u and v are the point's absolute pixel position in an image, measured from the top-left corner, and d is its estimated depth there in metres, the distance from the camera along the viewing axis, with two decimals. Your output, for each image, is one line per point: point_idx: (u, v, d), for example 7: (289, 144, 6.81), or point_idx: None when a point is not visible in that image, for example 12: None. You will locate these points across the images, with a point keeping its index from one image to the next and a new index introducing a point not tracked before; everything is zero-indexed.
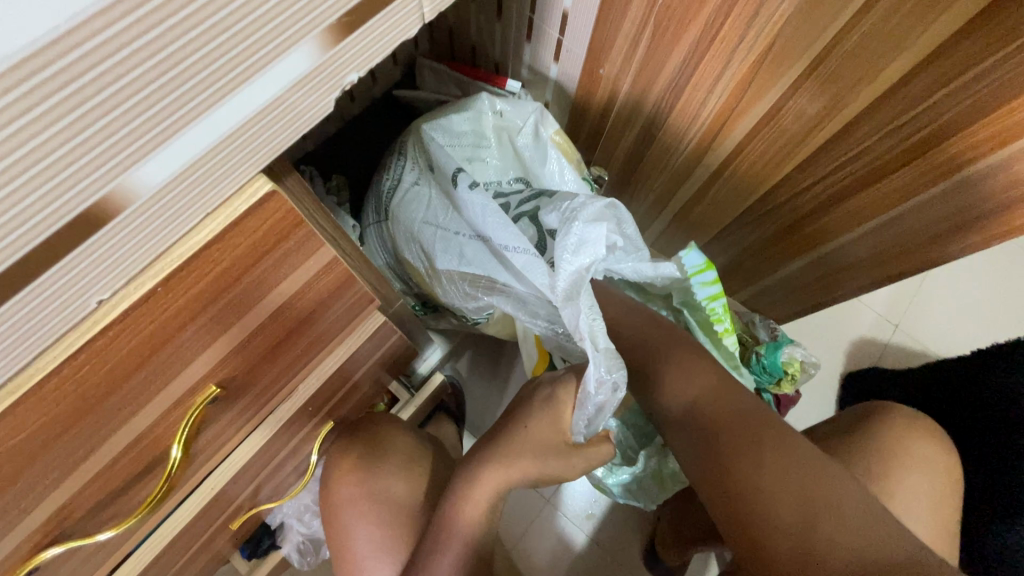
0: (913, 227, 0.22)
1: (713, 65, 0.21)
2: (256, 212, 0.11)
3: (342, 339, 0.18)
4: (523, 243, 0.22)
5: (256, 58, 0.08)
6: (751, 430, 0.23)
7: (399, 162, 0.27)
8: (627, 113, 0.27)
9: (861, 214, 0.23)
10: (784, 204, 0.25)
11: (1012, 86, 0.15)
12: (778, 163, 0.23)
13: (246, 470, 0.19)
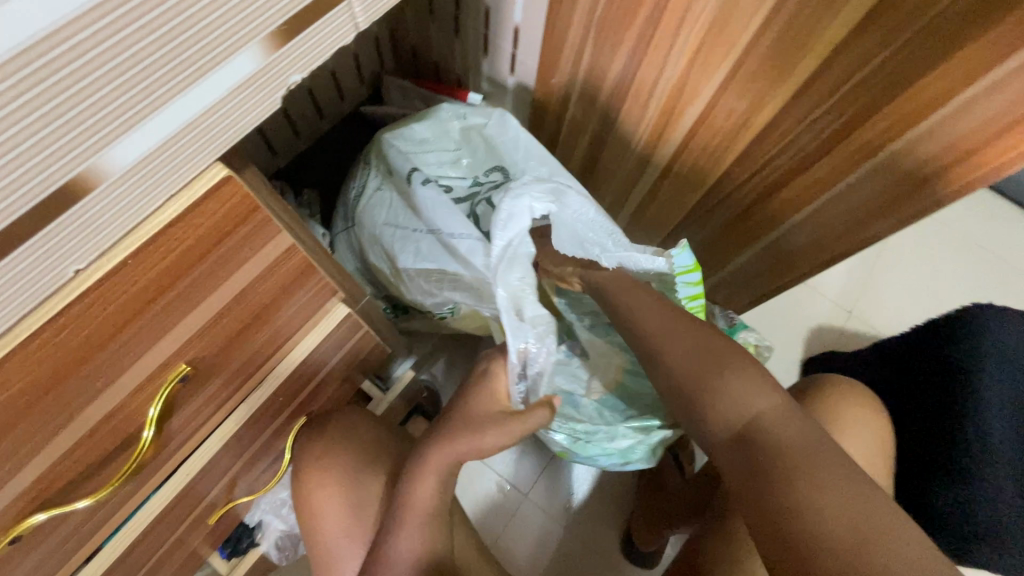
0: (835, 207, 0.35)
1: (654, 62, 0.33)
2: (213, 195, 0.19)
3: (304, 327, 0.30)
4: (466, 233, 0.38)
5: (189, 78, 0.14)
6: (805, 457, 0.28)
7: (369, 173, 0.45)
8: (581, 122, 0.43)
9: (788, 200, 0.36)
10: (727, 195, 0.39)
11: (909, 61, 0.25)
12: (715, 154, 0.36)
13: (215, 456, 0.31)
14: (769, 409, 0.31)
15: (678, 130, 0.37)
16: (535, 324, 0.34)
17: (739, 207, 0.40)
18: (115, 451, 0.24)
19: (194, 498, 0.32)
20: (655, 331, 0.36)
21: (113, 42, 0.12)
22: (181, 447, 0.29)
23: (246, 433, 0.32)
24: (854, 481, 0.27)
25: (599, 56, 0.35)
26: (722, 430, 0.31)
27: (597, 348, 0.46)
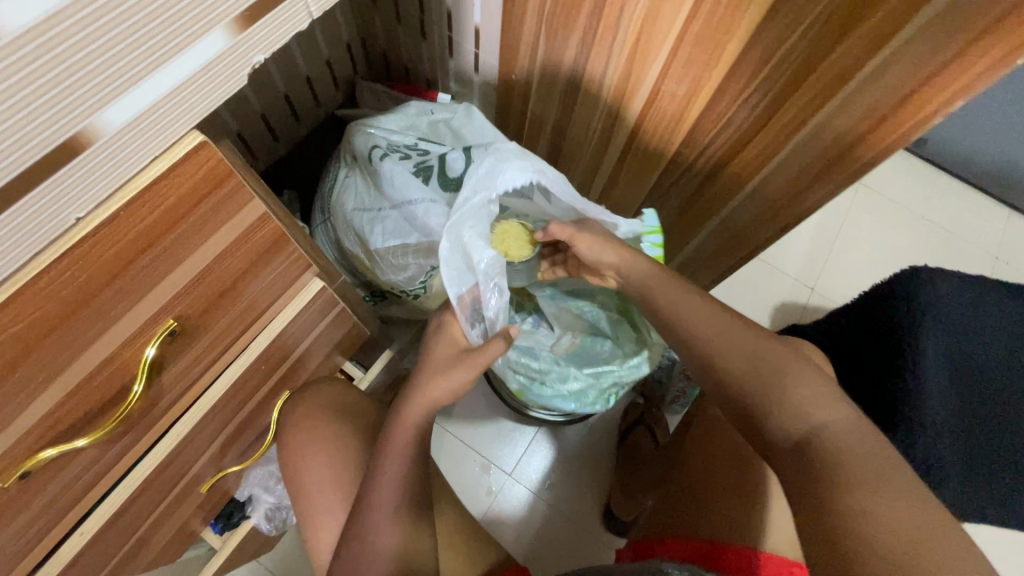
0: (790, 175, 0.58)
1: (600, 48, 0.55)
2: (194, 154, 0.32)
3: (263, 312, 0.51)
4: (417, 198, 0.63)
5: (161, 55, 0.24)
6: (872, 459, 0.42)
7: (346, 157, 0.68)
8: (536, 134, 0.79)
9: (749, 154, 0.58)
10: (695, 159, 0.64)
11: (814, 45, 0.44)
12: (675, 115, 0.58)
13: (225, 390, 0.53)
14: (832, 421, 0.45)
15: (637, 95, 0.59)
16: (488, 266, 0.59)
17: (718, 160, 0.62)
18: (115, 397, 0.41)
19: (215, 421, 0.56)
20: (726, 349, 0.52)
21: (112, 29, 0.21)
22: (171, 396, 0.49)
23: (244, 375, 0.55)
24: (898, 471, 0.41)
25: (550, 46, 0.59)
26: (794, 431, 0.46)
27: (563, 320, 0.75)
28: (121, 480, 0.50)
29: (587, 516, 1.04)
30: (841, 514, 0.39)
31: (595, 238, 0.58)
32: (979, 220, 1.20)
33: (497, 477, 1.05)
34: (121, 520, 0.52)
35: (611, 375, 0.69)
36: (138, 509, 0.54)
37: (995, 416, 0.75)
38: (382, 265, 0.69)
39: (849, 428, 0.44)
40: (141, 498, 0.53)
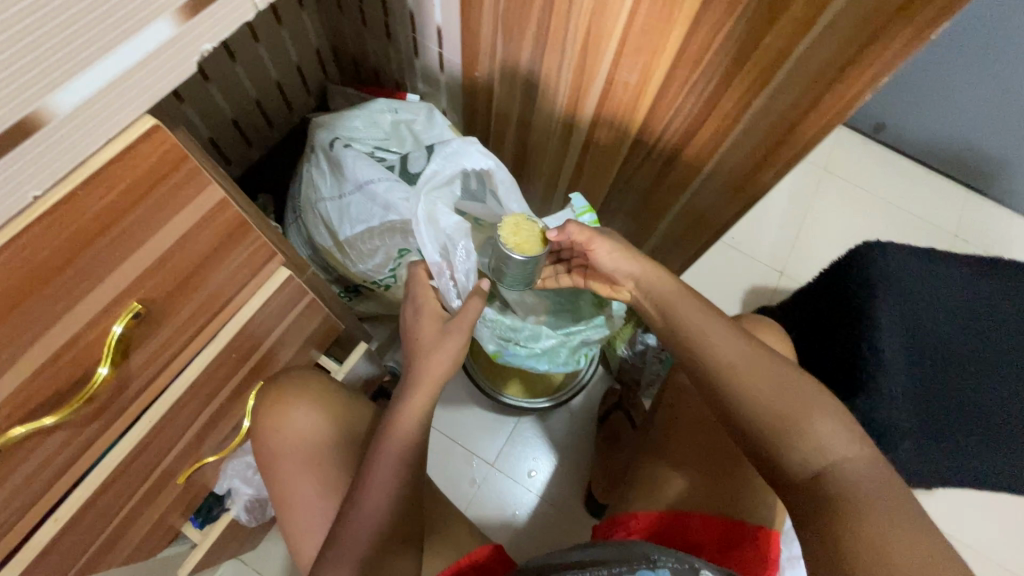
0: (738, 146, 0.70)
1: (557, 38, 0.67)
2: (151, 135, 0.37)
3: (234, 295, 0.57)
4: (384, 183, 0.75)
5: (108, 45, 0.29)
6: (881, 490, 0.48)
7: (317, 159, 0.81)
8: (506, 120, 0.91)
9: (695, 127, 0.70)
10: (654, 134, 0.75)
11: (749, 28, 0.54)
12: (633, 95, 0.70)
13: (201, 368, 0.59)
14: (847, 456, 0.51)
15: (595, 79, 0.70)
16: (454, 231, 0.73)
17: (674, 137, 0.74)
18: (85, 374, 0.44)
19: (188, 406, 0.62)
20: (748, 374, 0.56)
21: (61, 19, 0.25)
22: (140, 381, 0.54)
23: (213, 362, 0.61)
24: (901, 503, 0.47)
25: (510, 38, 0.70)
26: (813, 462, 0.51)
27: (528, 303, 0.85)
28: (102, 460, 0.55)
29: (571, 503, 1.09)
30: (851, 541, 0.45)
31: (611, 244, 0.65)
32: (923, 195, 1.26)
33: (479, 468, 1.10)
34: (100, 501, 0.57)
35: (578, 335, 0.83)
36: (116, 492, 0.59)
37: (942, 382, 0.82)
38: (355, 252, 0.82)
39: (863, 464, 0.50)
40: (120, 480, 0.58)
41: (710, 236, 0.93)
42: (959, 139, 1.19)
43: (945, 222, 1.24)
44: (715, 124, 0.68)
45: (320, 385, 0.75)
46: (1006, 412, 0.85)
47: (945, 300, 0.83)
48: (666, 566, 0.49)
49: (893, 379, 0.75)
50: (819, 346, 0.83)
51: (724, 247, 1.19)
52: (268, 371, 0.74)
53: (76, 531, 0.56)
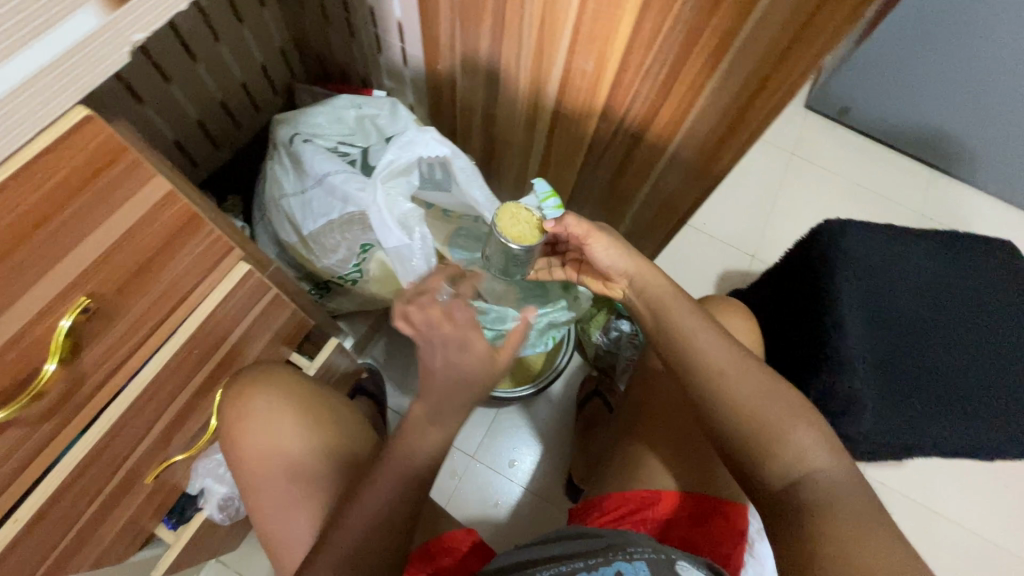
0: (695, 129, 0.73)
1: (515, 26, 0.69)
2: (89, 122, 0.38)
3: (192, 286, 0.55)
4: (338, 172, 0.72)
5: (36, 33, 0.29)
6: (852, 502, 0.50)
7: (278, 155, 0.78)
8: (475, 113, 0.92)
9: (651, 111, 0.74)
10: (615, 123, 0.79)
11: (688, 20, 0.58)
12: (592, 85, 0.73)
13: (162, 366, 0.56)
14: (825, 466, 0.53)
15: (556, 69, 0.73)
16: (408, 219, 0.70)
17: (636, 124, 0.77)
18: (29, 372, 0.43)
19: (149, 407, 0.57)
20: (737, 374, 0.58)
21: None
22: (93, 383, 0.51)
23: (175, 359, 0.57)
24: (871, 514, 0.49)
25: (472, 24, 0.72)
26: (790, 471, 0.53)
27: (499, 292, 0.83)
28: (48, 474, 0.50)
29: (553, 496, 1.07)
30: (823, 541, 0.48)
31: (608, 242, 0.67)
32: (867, 172, 1.40)
33: (459, 461, 1.08)
34: (46, 520, 0.51)
35: (547, 317, 0.84)
36: (73, 511, 0.54)
37: (916, 363, 0.80)
38: (320, 250, 0.79)
39: (846, 479, 0.52)
40: (68, 495, 0.52)
41: (676, 222, 0.97)
42: (907, 117, 1.34)
43: (890, 194, 1.38)
44: (672, 108, 0.71)
45: (286, 379, 0.69)
46: (994, 393, 0.81)
47: (915, 280, 0.84)
48: (641, 556, 0.49)
49: (857, 351, 0.78)
50: (784, 330, 0.88)
51: (697, 233, 1.28)
52: (235, 366, 0.68)
53: (15, 556, 0.50)
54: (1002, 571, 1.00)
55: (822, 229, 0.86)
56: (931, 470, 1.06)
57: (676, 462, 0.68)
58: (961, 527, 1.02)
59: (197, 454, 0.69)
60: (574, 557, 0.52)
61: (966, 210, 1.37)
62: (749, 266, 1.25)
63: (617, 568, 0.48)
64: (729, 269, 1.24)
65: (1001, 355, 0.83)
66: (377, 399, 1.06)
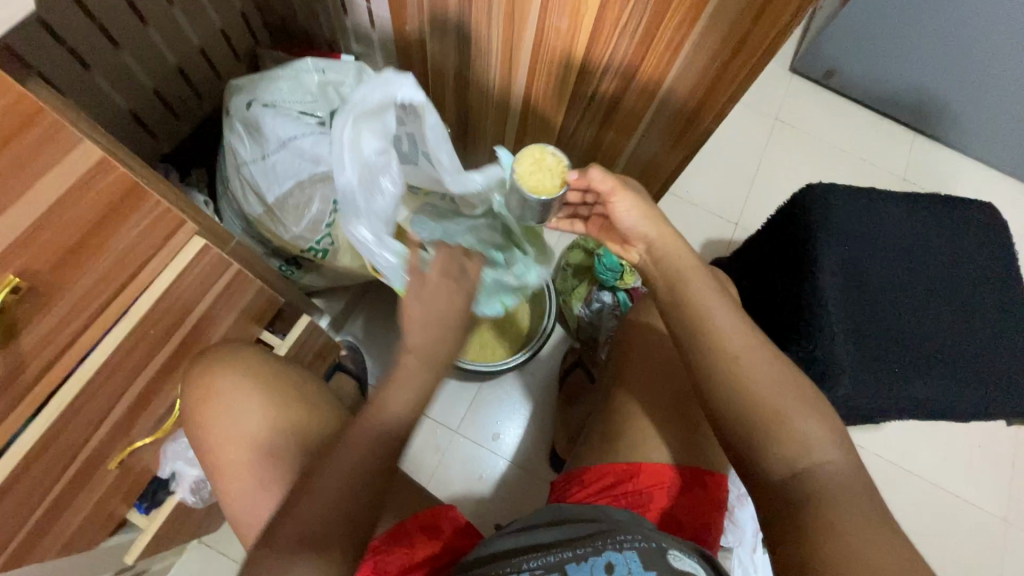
0: (677, 87, 0.70)
1: None
2: None
3: (141, 260, 0.53)
4: (303, 137, 0.71)
5: None
6: (846, 495, 0.50)
7: (233, 121, 0.73)
8: (448, 76, 0.88)
9: (631, 69, 0.70)
10: (594, 84, 0.75)
11: None
12: (569, 44, 0.69)
13: (115, 348, 0.53)
14: (824, 459, 0.52)
15: (530, 27, 0.68)
16: (370, 172, 0.67)
17: (616, 84, 0.74)
18: None
19: (104, 391, 0.54)
20: (741, 360, 0.57)
21: None
22: (38, 366, 0.48)
23: (130, 339, 0.54)
24: (863, 506, 0.49)
25: None
26: (783, 463, 0.53)
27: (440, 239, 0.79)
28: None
29: (537, 466, 1.08)
30: (821, 533, 0.48)
31: (632, 200, 0.65)
32: (851, 137, 1.38)
33: (442, 436, 1.07)
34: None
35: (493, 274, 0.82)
36: (31, 503, 0.52)
37: (888, 326, 0.79)
38: (287, 224, 0.75)
39: (839, 471, 0.52)
40: (19, 486, 0.49)
41: (659, 186, 0.94)
42: (890, 79, 1.32)
43: (873, 158, 1.36)
44: (653, 66, 0.68)
45: (252, 359, 0.66)
46: (981, 350, 0.80)
47: (893, 244, 0.83)
48: (630, 546, 0.51)
49: (833, 315, 0.77)
50: (770, 300, 0.87)
51: (678, 201, 1.27)
52: (201, 346, 0.65)
53: None
54: (970, 522, 1.04)
55: (803, 192, 0.85)
56: (902, 430, 1.10)
57: (660, 431, 0.67)
58: (929, 483, 1.06)
59: (164, 438, 0.66)
60: (564, 546, 0.53)
61: (948, 175, 1.37)
62: (730, 234, 1.24)
63: (608, 560, 0.50)
64: (711, 238, 1.24)
65: (975, 320, 0.82)
66: (358, 375, 1.02)
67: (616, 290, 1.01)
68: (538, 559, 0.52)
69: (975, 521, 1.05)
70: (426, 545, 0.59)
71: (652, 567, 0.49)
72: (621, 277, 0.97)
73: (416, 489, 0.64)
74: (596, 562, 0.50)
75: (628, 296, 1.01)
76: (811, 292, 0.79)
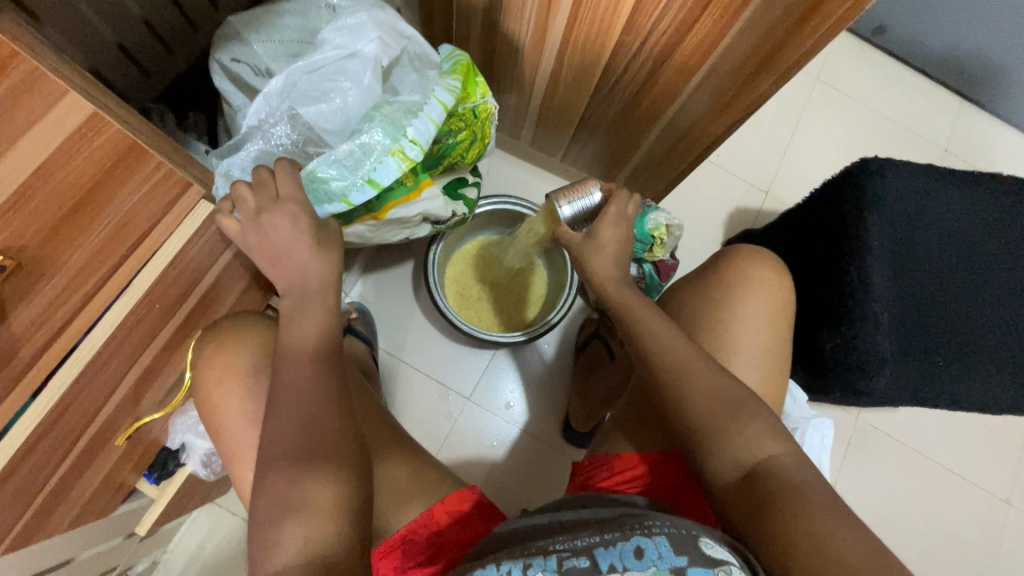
0: (736, 48, 0.62)
1: None
2: None
3: (141, 229, 0.47)
4: (270, 100, 0.57)
5: None
6: (794, 489, 0.50)
7: (233, 68, 0.63)
8: (474, 18, 0.79)
9: (686, 24, 0.62)
10: (640, 38, 0.67)
11: None
12: None
13: (120, 324, 0.48)
14: (777, 454, 0.52)
15: None
16: (295, 103, 0.58)
17: (666, 41, 0.66)
18: None
19: (107, 371, 0.50)
20: (697, 369, 0.55)
21: None
22: (31, 348, 0.43)
23: (134, 315, 0.49)
24: (830, 504, 0.49)
25: None
26: (739, 459, 0.52)
27: (349, 157, 0.58)
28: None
29: (549, 434, 1.07)
30: (782, 526, 0.47)
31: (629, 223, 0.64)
32: (895, 103, 1.29)
33: (455, 403, 1.06)
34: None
35: (413, 211, 0.68)
36: (40, 484, 0.49)
37: (920, 314, 0.80)
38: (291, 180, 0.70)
39: (802, 467, 0.52)
40: (22, 470, 0.46)
41: (695, 157, 0.86)
42: (946, 41, 1.22)
43: (917, 127, 1.28)
44: (712, 21, 0.60)
45: (263, 329, 0.59)
46: (1006, 338, 0.81)
47: (940, 227, 0.80)
48: (660, 531, 0.46)
49: (878, 302, 0.73)
50: (806, 282, 0.83)
51: (709, 166, 1.19)
52: (211, 317, 0.61)
53: None
54: (974, 503, 1.06)
55: (859, 164, 0.77)
56: (919, 412, 1.09)
57: None
58: (939, 465, 1.07)
59: (173, 411, 0.63)
60: (590, 530, 0.48)
61: (992, 149, 1.29)
62: (761, 203, 1.18)
63: (637, 545, 0.44)
64: (740, 207, 1.17)
65: (1006, 306, 0.81)
66: (368, 338, 0.96)
67: (642, 262, 0.94)
68: (566, 541, 0.46)
69: (979, 503, 1.06)
70: (455, 529, 0.57)
71: (682, 553, 0.44)
72: (651, 250, 0.89)
73: (436, 470, 0.62)
74: (624, 548, 0.44)
75: (655, 269, 0.94)
76: (858, 278, 0.74)
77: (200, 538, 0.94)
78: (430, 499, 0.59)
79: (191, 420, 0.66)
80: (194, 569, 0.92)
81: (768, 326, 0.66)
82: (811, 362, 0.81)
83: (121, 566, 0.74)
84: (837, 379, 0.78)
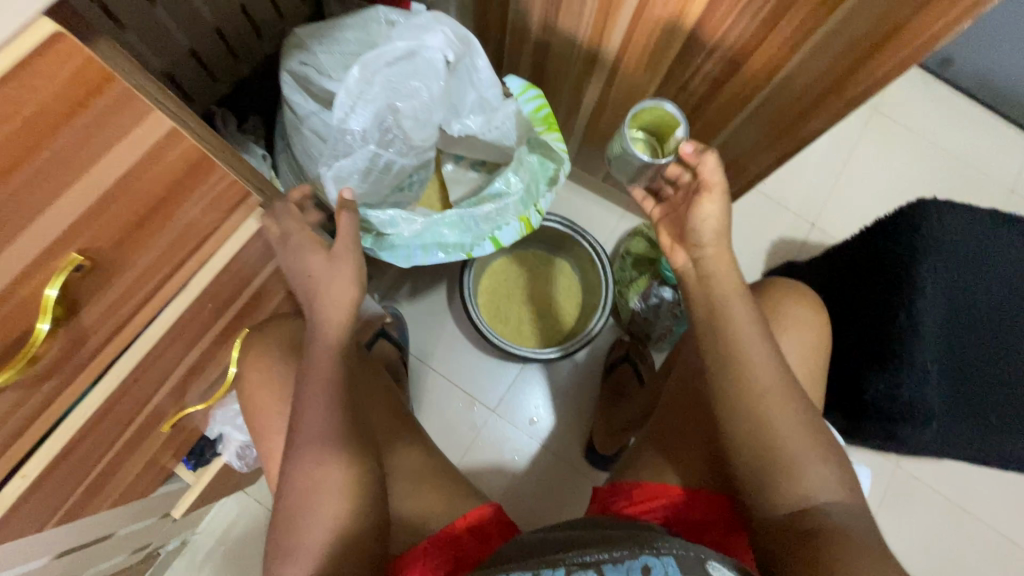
0: (788, 83, 0.62)
1: None
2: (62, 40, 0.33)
3: (202, 233, 0.50)
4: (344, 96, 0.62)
5: None
6: (841, 531, 0.47)
7: (295, 72, 0.64)
8: (524, 39, 0.80)
9: (738, 56, 0.62)
10: (692, 67, 0.67)
11: None
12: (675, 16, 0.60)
13: (176, 319, 0.51)
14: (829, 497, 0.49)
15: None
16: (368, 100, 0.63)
17: (718, 69, 0.65)
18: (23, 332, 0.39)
19: (160, 364, 0.53)
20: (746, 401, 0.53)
21: None
22: (97, 339, 0.46)
23: (189, 312, 0.52)
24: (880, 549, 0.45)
25: None
26: (791, 495, 0.50)
27: (487, 218, 0.73)
28: (51, 434, 0.46)
29: (571, 455, 1.06)
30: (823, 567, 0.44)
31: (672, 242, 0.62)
32: (955, 137, 1.23)
33: (479, 413, 1.06)
34: (48, 483, 0.47)
35: None
36: (93, 465, 0.52)
37: (965, 363, 0.77)
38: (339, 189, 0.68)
39: (847, 507, 0.49)
40: (77, 453, 0.49)
41: (740, 185, 0.85)
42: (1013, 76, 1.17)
43: (978, 162, 1.22)
44: (771, 51, 0.59)
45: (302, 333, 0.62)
46: None
47: (997, 274, 0.76)
48: (669, 552, 0.45)
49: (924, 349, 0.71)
50: (848, 321, 0.80)
51: (754, 194, 1.17)
52: (257, 317, 0.63)
53: (32, 510, 0.47)
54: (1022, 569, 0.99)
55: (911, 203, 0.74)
56: (965, 466, 1.02)
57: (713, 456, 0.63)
58: (987, 526, 1.00)
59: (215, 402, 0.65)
60: (601, 547, 0.46)
61: None
62: (805, 235, 1.15)
63: (643, 564, 0.43)
64: (783, 237, 1.14)
65: None
66: (400, 343, 0.97)
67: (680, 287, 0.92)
68: (578, 555, 0.45)
69: None
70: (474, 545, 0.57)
71: None
72: None
73: (459, 485, 0.63)
74: (631, 565, 0.43)
75: None
76: (907, 323, 0.71)
77: (227, 525, 0.97)
78: (452, 516, 0.59)
79: (229, 417, 0.69)
80: (219, 553, 0.96)
81: (807, 369, 0.64)
82: (849, 407, 0.78)
83: (155, 545, 0.78)
84: (876, 425, 0.76)
